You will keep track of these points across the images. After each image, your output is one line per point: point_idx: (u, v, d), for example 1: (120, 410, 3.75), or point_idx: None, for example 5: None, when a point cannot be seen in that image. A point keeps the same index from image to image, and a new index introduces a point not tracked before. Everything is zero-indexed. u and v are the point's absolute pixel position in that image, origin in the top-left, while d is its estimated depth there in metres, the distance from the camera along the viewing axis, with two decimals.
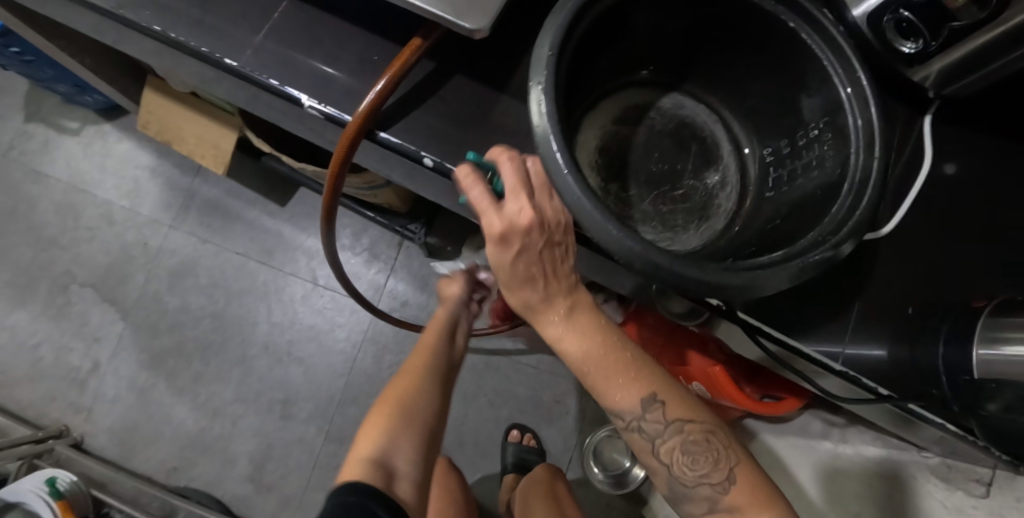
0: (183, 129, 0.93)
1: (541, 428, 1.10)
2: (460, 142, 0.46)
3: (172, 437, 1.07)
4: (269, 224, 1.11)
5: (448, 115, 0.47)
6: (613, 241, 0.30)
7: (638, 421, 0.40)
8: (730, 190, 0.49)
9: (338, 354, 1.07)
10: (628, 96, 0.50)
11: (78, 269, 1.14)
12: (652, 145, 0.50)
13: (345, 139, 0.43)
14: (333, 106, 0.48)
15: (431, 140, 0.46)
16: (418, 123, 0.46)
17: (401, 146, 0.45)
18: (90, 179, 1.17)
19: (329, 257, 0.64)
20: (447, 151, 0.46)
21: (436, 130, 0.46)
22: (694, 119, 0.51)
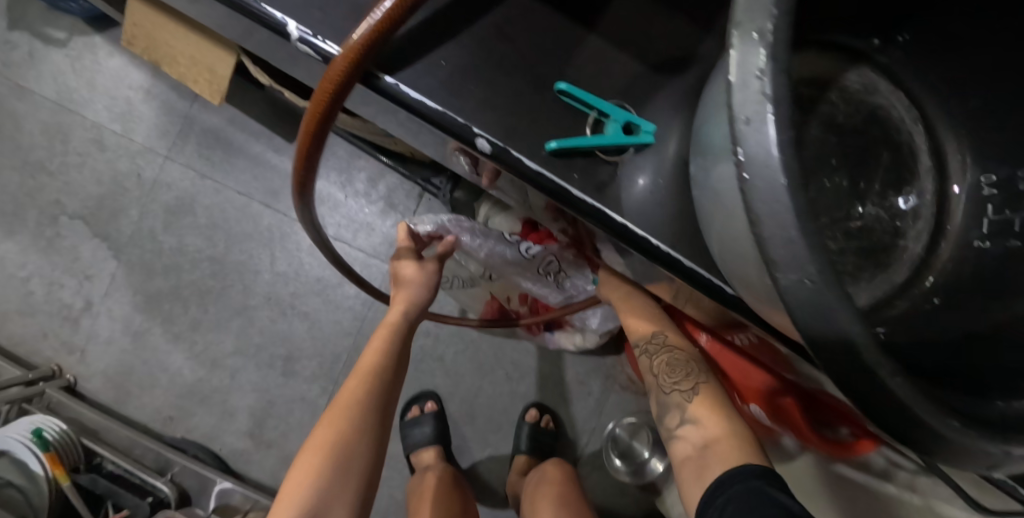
0: (174, 48, 0.80)
1: (560, 406, 1.01)
2: (519, 115, 0.35)
3: (169, 385, 1.00)
4: (275, 163, 0.99)
5: (513, 69, 0.36)
6: (842, 341, 0.19)
7: (645, 343, 0.64)
8: (922, 226, 0.41)
9: (346, 311, 0.97)
10: (810, 64, 0.41)
11: (67, 198, 1.04)
12: (823, 141, 0.40)
13: (329, 85, 0.30)
14: (335, 42, 0.36)
15: (472, 100, 0.35)
16: (464, 84, 0.35)
17: (442, 115, 0.34)
18: (79, 98, 1.06)
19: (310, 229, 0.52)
20: (507, 127, 0.35)
21: (486, 89, 0.35)
22: (888, 112, 0.41)
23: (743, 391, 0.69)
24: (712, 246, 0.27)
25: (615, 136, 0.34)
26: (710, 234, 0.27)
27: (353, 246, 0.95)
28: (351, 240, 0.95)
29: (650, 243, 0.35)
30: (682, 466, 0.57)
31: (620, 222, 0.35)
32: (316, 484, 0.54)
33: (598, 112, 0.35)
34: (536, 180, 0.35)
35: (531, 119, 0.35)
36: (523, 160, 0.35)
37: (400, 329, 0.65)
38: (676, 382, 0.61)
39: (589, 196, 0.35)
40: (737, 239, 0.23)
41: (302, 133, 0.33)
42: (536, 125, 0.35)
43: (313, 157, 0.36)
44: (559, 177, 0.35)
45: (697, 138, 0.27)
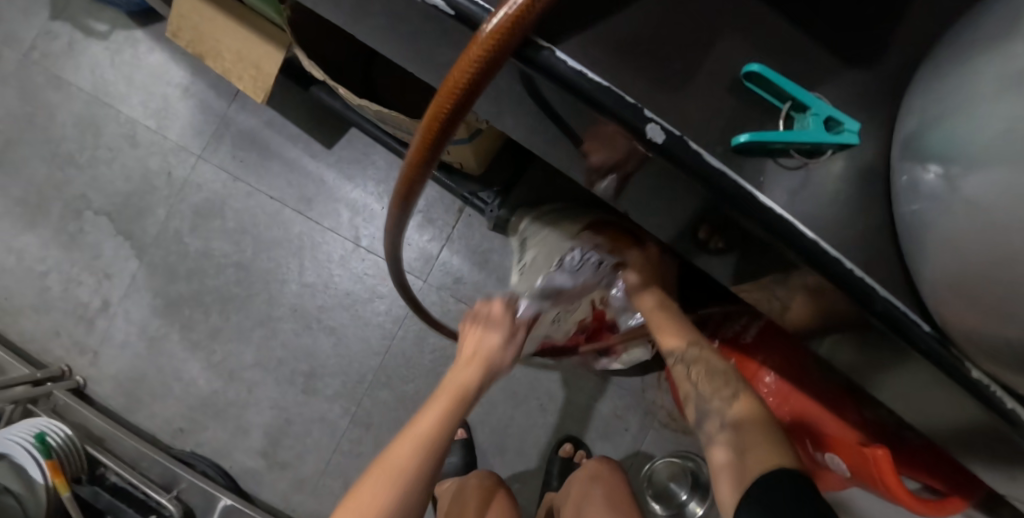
0: (222, 42, 0.76)
1: (594, 443, 0.94)
2: (692, 102, 0.29)
3: (182, 396, 0.95)
4: (312, 168, 0.95)
5: (684, 45, 0.29)
6: None
7: (681, 354, 0.58)
8: None
9: (375, 328, 0.92)
10: None
11: (93, 193, 1.00)
12: None
13: (461, 74, 0.22)
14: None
15: (638, 77, 0.29)
16: (629, 60, 0.29)
17: (607, 94, 0.28)
18: (115, 91, 1.03)
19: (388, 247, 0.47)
20: (679, 116, 0.29)
21: (655, 65, 0.29)
22: None
23: (815, 438, 0.63)
24: (933, 251, 0.24)
25: (817, 133, 0.28)
26: (935, 256, 0.24)
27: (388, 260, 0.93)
28: None
29: (845, 267, 0.30)
30: (717, 473, 0.46)
31: (797, 224, 0.30)
32: None
33: (793, 104, 0.29)
34: (717, 179, 0.29)
35: (705, 109, 0.29)
36: (703, 154, 0.29)
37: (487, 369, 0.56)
38: (716, 390, 0.53)
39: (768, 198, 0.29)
40: (1008, 260, 0.20)
41: (416, 133, 0.26)
42: (706, 119, 0.29)
43: (426, 162, 0.28)
44: (743, 178, 0.29)
45: (917, 149, 0.24)
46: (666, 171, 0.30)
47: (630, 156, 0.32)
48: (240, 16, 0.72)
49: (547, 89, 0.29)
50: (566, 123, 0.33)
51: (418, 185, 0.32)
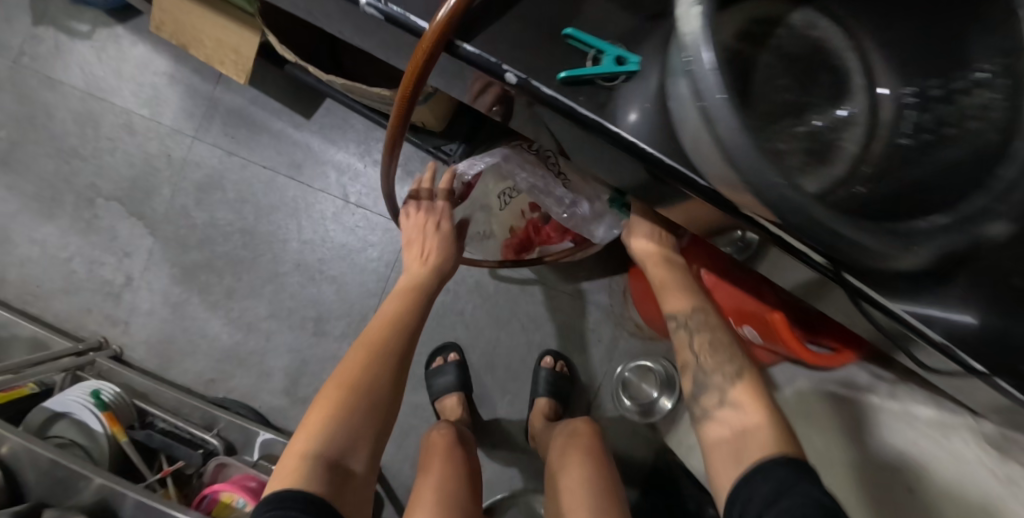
0: (201, 31, 0.86)
1: (572, 354, 1.09)
2: (540, 52, 0.40)
3: (209, 350, 1.08)
4: (297, 137, 1.05)
5: (543, 17, 0.40)
6: (779, 193, 0.27)
7: (684, 319, 0.60)
8: (859, 130, 0.39)
9: (370, 273, 1.05)
10: (762, 5, 0.39)
11: (102, 182, 1.11)
12: (773, 69, 0.40)
13: (420, 54, 0.37)
14: (397, 4, 0.41)
15: (500, 38, 0.40)
16: (501, 35, 0.40)
17: (478, 58, 0.39)
18: (106, 86, 1.12)
19: (386, 181, 0.60)
20: (531, 66, 0.40)
21: (510, 28, 0.40)
22: (827, 45, 0.40)
23: (737, 314, 0.77)
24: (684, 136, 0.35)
25: (609, 67, 0.38)
26: (686, 140, 0.35)
27: (375, 212, 1.05)
28: (372, 207, 1.05)
29: (653, 154, 0.39)
30: (714, 451, 0.52)
31: (615, 130, 0.39)
32: (335, 418, 0.56)
33: (596, 51, 0.39)
34: (554, 105, 0.40)
35: (551, 59, 0.40)
36: (540, 87, 0.39)
37: (418, 293, 0.71)
38: (718, 364, 0.56)
39: (592, 113, 0.40)
40: (698, 130, 0.31)
41: (399, 91, 0.41)
42: (549, 62, 0.40)
43: (407, 114, 0.43)
44: (571, 102, 0.40)
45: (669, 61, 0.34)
46: (525, 102, 0.42)
47: (515, 101, 0.43)
48: (213, 5, 0.81)
49: (458, 65, 0.41)
50: (478, 85, 0.45)
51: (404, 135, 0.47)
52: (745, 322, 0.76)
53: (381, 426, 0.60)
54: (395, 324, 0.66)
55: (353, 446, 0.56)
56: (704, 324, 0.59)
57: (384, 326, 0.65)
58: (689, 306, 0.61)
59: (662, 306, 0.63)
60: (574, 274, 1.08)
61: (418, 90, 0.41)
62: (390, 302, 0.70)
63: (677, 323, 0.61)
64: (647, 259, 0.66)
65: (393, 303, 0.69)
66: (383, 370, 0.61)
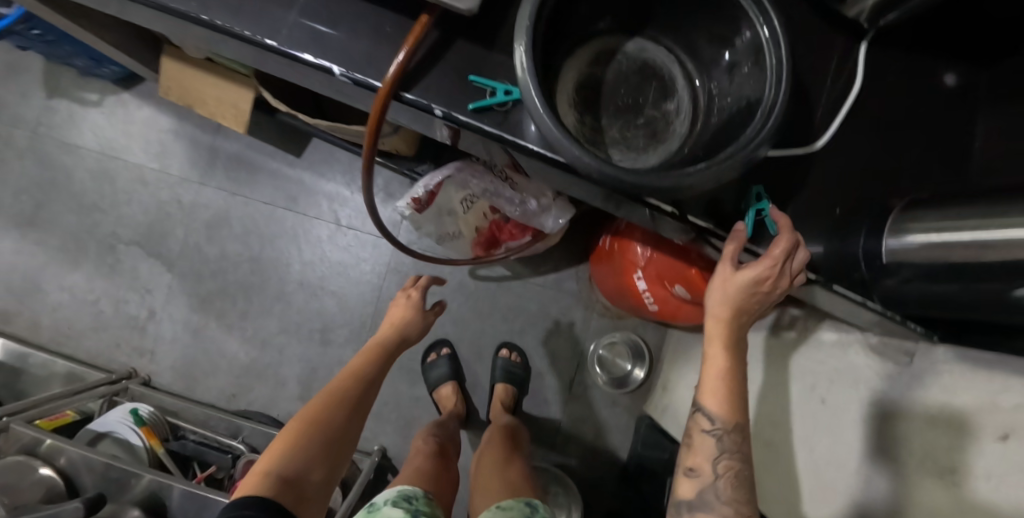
0: (203, 93, 1.01)
1: (549, 338, 1.24)
2: (459, 92, 0.51)
3: (230, 367, 1.22)
4: (290, 174, 1.21)
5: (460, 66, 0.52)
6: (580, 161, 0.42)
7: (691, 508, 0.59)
8: (683, 117, 0.54)
9: (366, 285, 1.20)
10: (599, 42, 0.54)
11: (121, 229, 1.25)
12: (619, 84, 0.54)
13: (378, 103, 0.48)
14: (361, 72, 0.52)
15: (429, 85, 0.51)
16: (431, 83, 0.51)
17: (418, 102, 0.51)
18: (118, 146, 1.27)
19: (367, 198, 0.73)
20: (455, 103, 0.51)
21: (434, 74, 0.52)
22: (655, 61, 0.55)
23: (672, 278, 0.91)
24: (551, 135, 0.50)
25: (500, 97, 0.50)
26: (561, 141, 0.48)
27: (365, 231, 1.21)
28: (361, 227, 1.21)
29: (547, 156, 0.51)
30: None
31: (521, 143, 0.51)
32: (298, 440, 0.69)
33: (491, 87, 0.51)
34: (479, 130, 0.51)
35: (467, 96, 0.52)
36: (461, 117, 0.51)
37: (378, 355, 0.87)
38: (733, 494, 0.57)
39: (494, 128, 0.51)
40: None
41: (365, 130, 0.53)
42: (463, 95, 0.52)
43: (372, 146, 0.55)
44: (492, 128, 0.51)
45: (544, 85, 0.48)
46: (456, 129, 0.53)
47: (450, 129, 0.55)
48: (212, 70, 0.97)
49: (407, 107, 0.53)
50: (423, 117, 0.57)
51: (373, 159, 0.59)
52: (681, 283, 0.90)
53: (332, 450, 0.71)
54: (356, 374, 0.81)
55: (308, 463, 0.67)
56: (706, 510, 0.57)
57: (347, 377, 0.80)
58: (722, 415, 0.59)
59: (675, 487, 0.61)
60: (544, 267, 1.24)
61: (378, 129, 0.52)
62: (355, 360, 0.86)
63: (711, 425, 0.60)
64: (714, 337, 0.60)
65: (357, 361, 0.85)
66: (339, 406, 0.75)
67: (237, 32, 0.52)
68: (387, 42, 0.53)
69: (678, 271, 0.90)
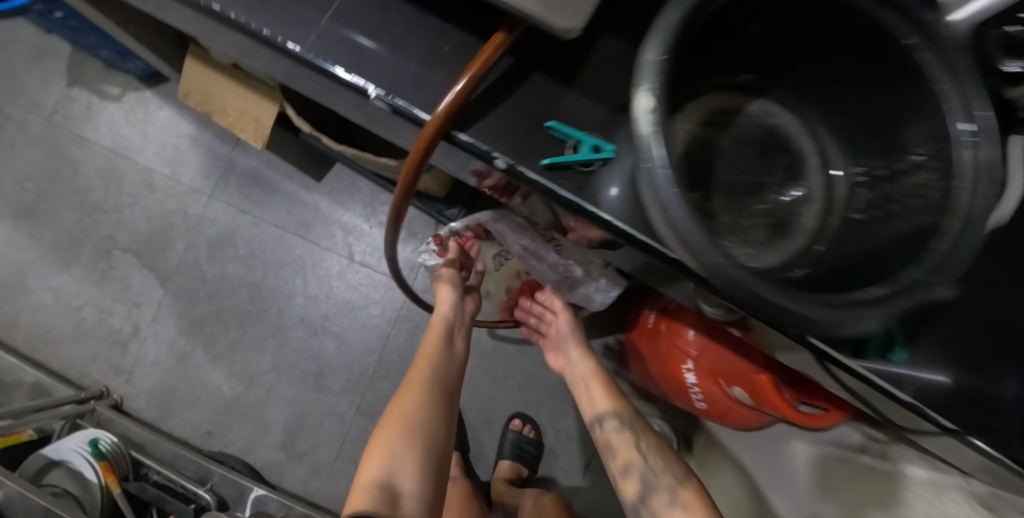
0: (224, 101, 0.92)
1: (566, 413, 1.10)
2: (527, 139, 0.39)
3: (210, 402, 1.10)
4: (307, 198, 1.11)
5: (534, 105, 0.40)
6: (722, 272, 0.28)
7: None
8: (815, 206, 0.45)
9: (372, 330, 1.09)
10: (718, 99, 0.45)
11: (119, 234, 1.16)
12: (736, 154, 0.45)
13: (422, 142, 0.35)
14: (404, 99, 0.39)
15: (493, 126, 0.39)
16: (494, 122, 0.39)
17: (471, 145, 0.38)
18: (131, 145, 1.19)
19: (388, 250, 0.60)
20: (520, 153, 0.39)
21: (501, 114, 0.39)
22: (782, 131, 0.46)
23: (727, 375, 0.77)
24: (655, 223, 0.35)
25: (585, 154, 0.38)
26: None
27: (379, 270, 1.10)
28: (376, 266, 1.10)
29: (632, 237, 0.38)
30: None
31: (607, 217, 0.38)
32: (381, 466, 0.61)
33: (574, 139, 0.39)
34: (547, 192, 0.38)
35: (536, 145, 0.39)
36: (526, 172, 0.38)
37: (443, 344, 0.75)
38: (665, 467, 0.69)
39: (572, 195, 0.38)
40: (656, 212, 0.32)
41: (400, 176, 0.39)
42: (530, 142, 0.39)
43: (408, 195, 0.42)
44: (567, 192, 0.38)
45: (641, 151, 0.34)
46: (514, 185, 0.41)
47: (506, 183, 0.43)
48: (238, 79, 0.87)
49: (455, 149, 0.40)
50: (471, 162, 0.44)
51: (404, 211, 0.45)
52: (736, 383, 0.76)
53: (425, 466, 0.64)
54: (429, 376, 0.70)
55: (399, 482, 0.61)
56: None
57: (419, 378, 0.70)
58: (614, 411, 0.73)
59: None
60: None
61: (418, 173, 0.38)
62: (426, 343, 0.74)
63: (618, 424, 0.73)
64: (591, 377, 0.78)
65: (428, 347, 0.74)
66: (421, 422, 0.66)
67: (255, 30, 0.40)
68: (444, 67, 0.40)
69: (736, 369, 0.76)
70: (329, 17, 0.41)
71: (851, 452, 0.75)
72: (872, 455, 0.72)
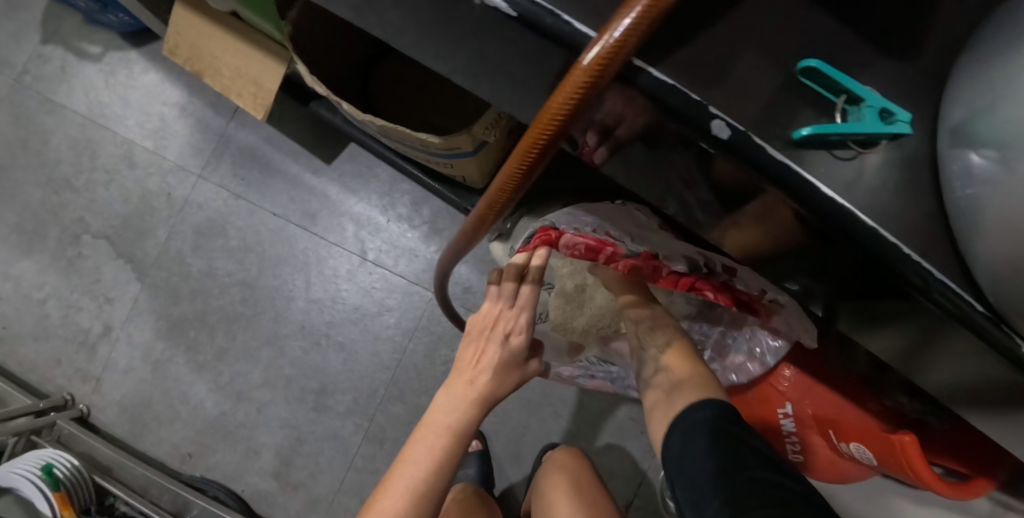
0: (220, 58, 0.75)
1: (608, 449, 0.94)
2: (755, 83, 0.24)
3: (190, 420, 0.93)
4: (314, 184, 0.94)
5: (766, 29, 0.24)
6: None
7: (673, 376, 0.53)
8: None
9: (385, 343, 0.92)
10: None
11: (91, 217, 0.99)
12: None
13: (564, 103, 0.20)
14: (541, 1, 0.24)
15: (695, 62, 0.24)
16: (699, 56, 0.24)
17: (671, 91, 0.23)
18: (111, 113, 1.02)
19: (440, 263, 0.45)
20: (747, 109, 0.24)
21: (709, 50, 0.24)
22: None
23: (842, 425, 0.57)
24: (989, 254, 0.21)
25: (873, 125, 0.23)
26: (986, 240, 0.21)
27: (395, 272, 0.93)
28: (392, 267, 0.93)
29: (902, 253, 0.25)
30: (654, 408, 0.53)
31: (866, 222, 0.25)
32: None
33: (847, 97, 0.24)
34: (779, 175, 0.24)
35: (770, 97, 0.24)
36: (766, 147, 0.24)
37: (458, 420, 0.50)
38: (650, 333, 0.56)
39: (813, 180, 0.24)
40: None
41: (508, 161, 0.25)
42: (757, 93, 0.24)
43: (517, 189, 0.27)
44: (810, 177, 0.24)
45: (969, 131, 0.20)
46: (716, 164, 0.26)
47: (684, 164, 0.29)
48: (238, 32, 0.71)
49: (625, 102, 0.26)
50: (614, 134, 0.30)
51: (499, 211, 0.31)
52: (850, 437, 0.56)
53: None
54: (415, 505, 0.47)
55: None
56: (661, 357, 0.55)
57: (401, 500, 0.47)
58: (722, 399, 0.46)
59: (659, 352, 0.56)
60: None
61: (547, 152, 0.24)
62: (437, 397, 0.51)
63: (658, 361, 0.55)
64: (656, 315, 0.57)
65: (441, 402, 0.51)
66: None
67: None
68: None
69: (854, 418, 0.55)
70: None
71: None
72: None
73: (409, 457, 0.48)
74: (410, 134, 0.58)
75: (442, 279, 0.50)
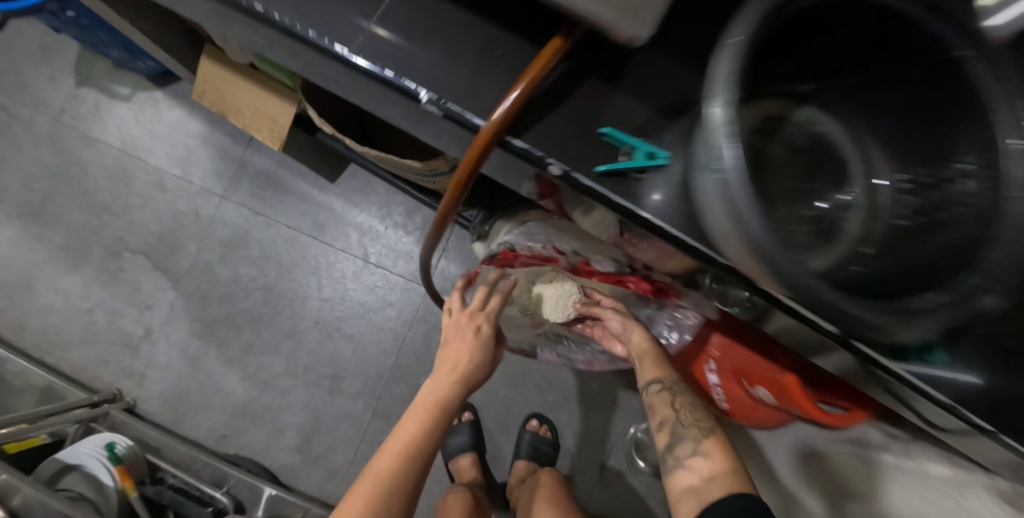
0: (240, 99, 0.90)
1: (583, 416, 1.09)
2: (583, 143, 0.38)
3: (223, 406, 1.08)
4: (322, 199, 1.10)
5: (592, 109, 0.38)
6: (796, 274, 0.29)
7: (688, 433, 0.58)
8: (853, 215, 0.41)
9: (388, 332, 1.08)
10: (769, 103, 0.40)
11: (130, 236, 1.14)
12: (783, 160, 0.41)
13: (474, 152, 0.36)
14: (458, 105, 0.39)
15: (546, 134, 0.38)
16: (547, 129, 0.38)
17: (527, 151, 0.38)
18: (141, 145, 1.18)
19: (421, 260, 0.60)
20: (574, 159, 0.38)
21: (557, 123, 0.38)
22: (826, 138, 0.43)
23: (750, 375, 0.73)
24: (711, 236, 0.36)
25: (642, 162, 0.37)
26: (705, 226, 0.36)
27: (394, 272, 1.09)
28: (391, 268, 1.09)
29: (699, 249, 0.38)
30: (681, 496, 0.54)
31: (661, 226, 0.37)
32: None
33: (628, 146, 0.38)
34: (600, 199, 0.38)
35: (590, 149, 0.38)
36: (584, 181, 0.37)
37: (444, 402, 0.64)
38: (695, 418, 0.60)
39: (626, 201, 0.37)
40: (713, 220, 0.33)
41: (449, 189, 0.40)
42: (584, 150, 0.38)
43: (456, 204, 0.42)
44: (626, 201, 0.37)
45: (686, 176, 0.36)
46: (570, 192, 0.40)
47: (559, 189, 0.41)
48: (255, 79, 0.86)
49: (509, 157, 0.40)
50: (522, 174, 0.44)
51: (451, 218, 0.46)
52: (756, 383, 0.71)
53: None
54: (405, 459, 0.59)
55: None
56: (693, 424, 0.59)
57: (393, 458, 0.59)
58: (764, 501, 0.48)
59: (691, 436, 0.58)
60: None
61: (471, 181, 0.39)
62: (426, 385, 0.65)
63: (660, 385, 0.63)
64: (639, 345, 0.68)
65: (429, 388, 0.65)
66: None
67: (302, 33, 0.40)
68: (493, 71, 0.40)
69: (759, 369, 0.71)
70: (376, 20, 0.41)
71: (871, 451, 0.73)
72: (892, 453, 0.70)
73: (402, 428, 0.62)
74: (399, 160, 0.74)
75: (427, 274, 0.66)
